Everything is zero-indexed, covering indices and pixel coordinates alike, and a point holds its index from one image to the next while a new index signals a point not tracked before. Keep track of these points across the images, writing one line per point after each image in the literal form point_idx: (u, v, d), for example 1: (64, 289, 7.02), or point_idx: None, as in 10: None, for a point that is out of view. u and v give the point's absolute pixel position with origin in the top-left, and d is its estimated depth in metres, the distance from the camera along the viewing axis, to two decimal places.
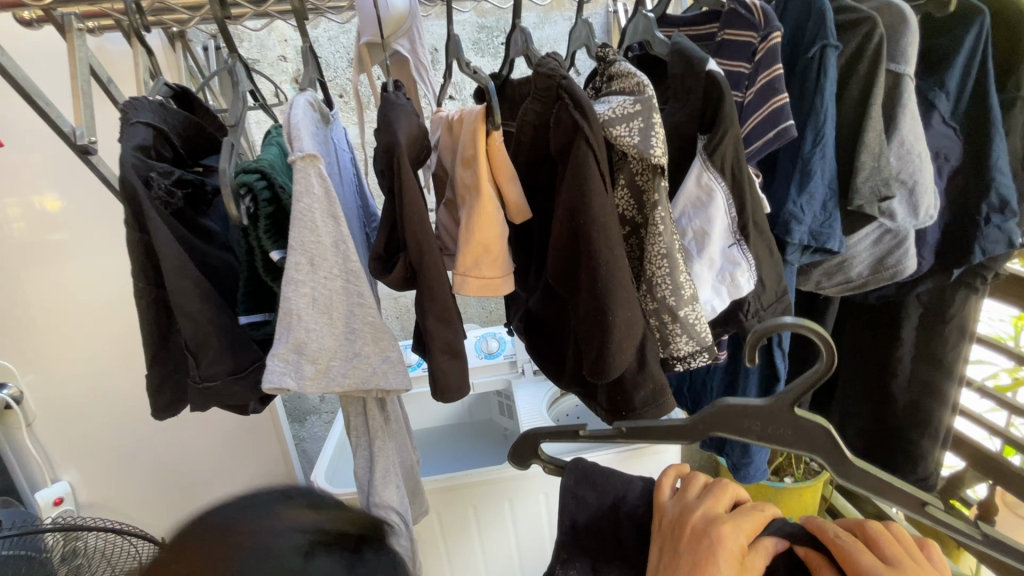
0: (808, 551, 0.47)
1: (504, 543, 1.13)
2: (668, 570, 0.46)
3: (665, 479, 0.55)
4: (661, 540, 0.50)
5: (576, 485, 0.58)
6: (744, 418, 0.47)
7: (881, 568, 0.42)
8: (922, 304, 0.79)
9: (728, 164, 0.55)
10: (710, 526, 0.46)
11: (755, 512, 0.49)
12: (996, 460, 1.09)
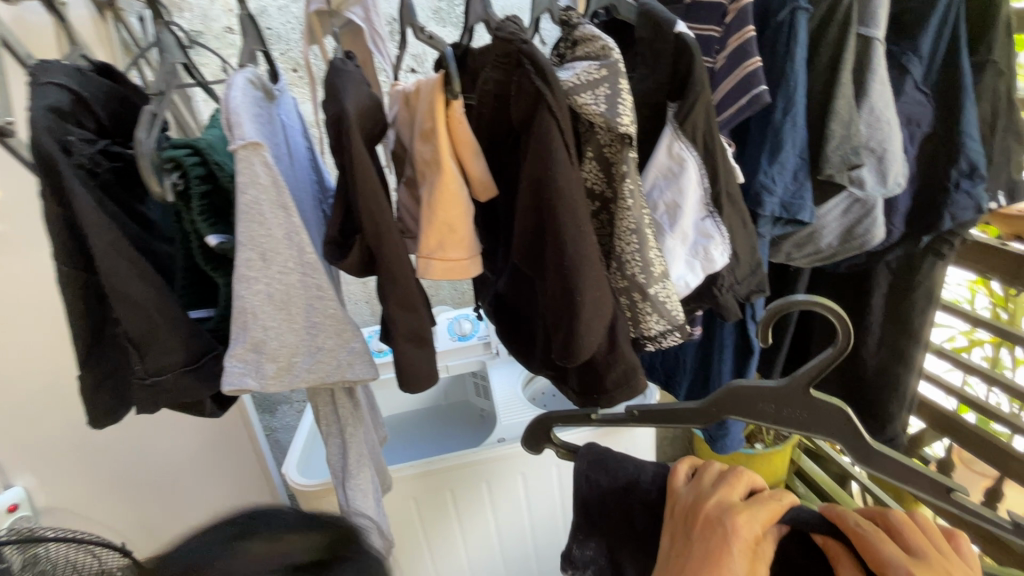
0: (826, 538, 0.47)
1: (483, 524, 1.12)
2: (681, 555, 0.47)
3: (680, 464, 0.56)
4: (673, 528, 0.50)
5: (588, 469, 0.59)
6: (756, 399, 0.49)
7: (905, 560, 0.41)
8: (890, 272, 0.80)
9: (699, 133, 0.53)
10: (723, 515, 0.46)
11: (772, 502, 0.48)
12: (952, 419, 1.13)
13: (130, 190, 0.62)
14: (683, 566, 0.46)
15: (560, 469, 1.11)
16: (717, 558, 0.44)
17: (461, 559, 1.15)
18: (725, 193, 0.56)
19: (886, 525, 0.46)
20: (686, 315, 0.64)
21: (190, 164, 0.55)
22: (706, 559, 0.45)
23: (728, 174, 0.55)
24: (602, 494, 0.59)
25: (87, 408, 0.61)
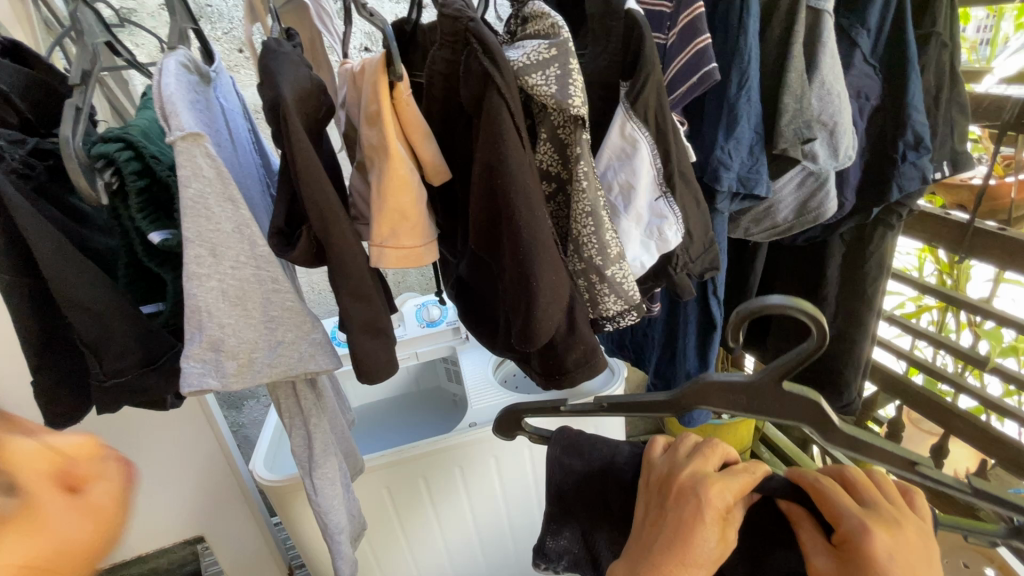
0: (791, 507, 0.47)
1: (458, 508, 1.13)
2: (655, 526, 0.47)
3: (659, 437, 0.55)
4: (649, 498, 0.50)
5: (562, 454, 0.59)
6: (726, 390, 0.47)
7: (857, 510, 0.42)
8: (843, 244, 0.82)
9: (651, 113, 0.53)
10: (694, 484, 0.46)
11: (745, 473, 0.47)
12: (903, 381, 1.18)
13: (64, 183, 0.58)
14: (656, 535, 0.46)
15: (532, 450, 1.12)
16: (688, 526, 0.44)
17: (437, 544, 1.15)
18: (680, 170, 0.56)
19: (846, 483, 0.46)
20: (643, 293, 0.64)
21: (124, 160, 0.51)
22: (677, 527, 0.44)
23: (682, 152, 0.56)
24: (574, 478, 0.59)
25: (43, 413, 0.57)
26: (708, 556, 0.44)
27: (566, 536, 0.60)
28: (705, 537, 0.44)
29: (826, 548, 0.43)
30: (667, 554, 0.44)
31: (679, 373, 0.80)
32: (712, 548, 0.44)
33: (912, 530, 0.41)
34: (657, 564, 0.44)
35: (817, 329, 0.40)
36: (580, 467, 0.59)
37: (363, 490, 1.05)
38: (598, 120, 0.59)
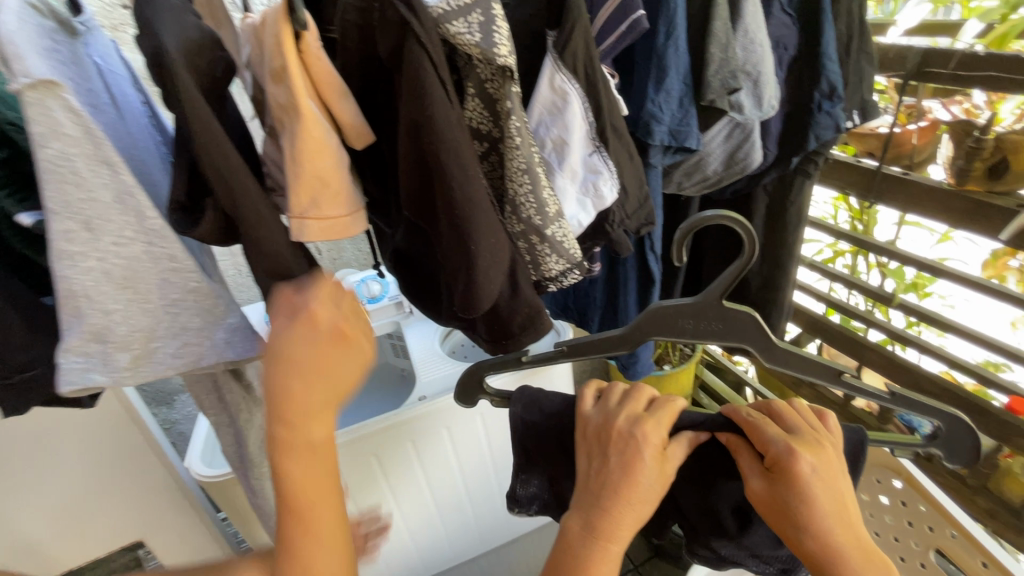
0: (730, 437, 0.52)
1: (413, 482, 1.13)
2: (600, 477, 0.50)
3: (585, 391, 0.58)
4: (587, 448, 0.53)
5: (524, 410, 0.60)
6: (678, 316, 0.51)
7: (784, 435, 0.48)
8: (767, 194, 0.86)
9: (580, 64, 0.51)
10: (632, 430, 0.50)
11: (669, 406, 0.53)
12: (823, 322, 1.28)
13: None
14: (603, 483, 0.49)
15: (483, 417, 1.13)
16: (631, 467, 0.48)
17: (397, 517, 1.15)
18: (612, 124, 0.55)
19: (770, 412, 0.53)
20: (583, 253, 0.64)
21: None
22: (620, 470, 0.49)
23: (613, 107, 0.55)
24: (537, 435, 0.60)
25: None
26: (650, 491, 0.48)
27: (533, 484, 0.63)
28: (647, 475, 0.48)
29: (758, 469, 0.49)
30: (617, 497, 0.48)
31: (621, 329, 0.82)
32: (653, 481, 0.49)
33: (826, 445, 0.49)
34: (608, 507, 0.48)
35: (749, 243, 0.46)
36: (543, 421, 0.60)
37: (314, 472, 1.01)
38: (526, 73, 0.57)
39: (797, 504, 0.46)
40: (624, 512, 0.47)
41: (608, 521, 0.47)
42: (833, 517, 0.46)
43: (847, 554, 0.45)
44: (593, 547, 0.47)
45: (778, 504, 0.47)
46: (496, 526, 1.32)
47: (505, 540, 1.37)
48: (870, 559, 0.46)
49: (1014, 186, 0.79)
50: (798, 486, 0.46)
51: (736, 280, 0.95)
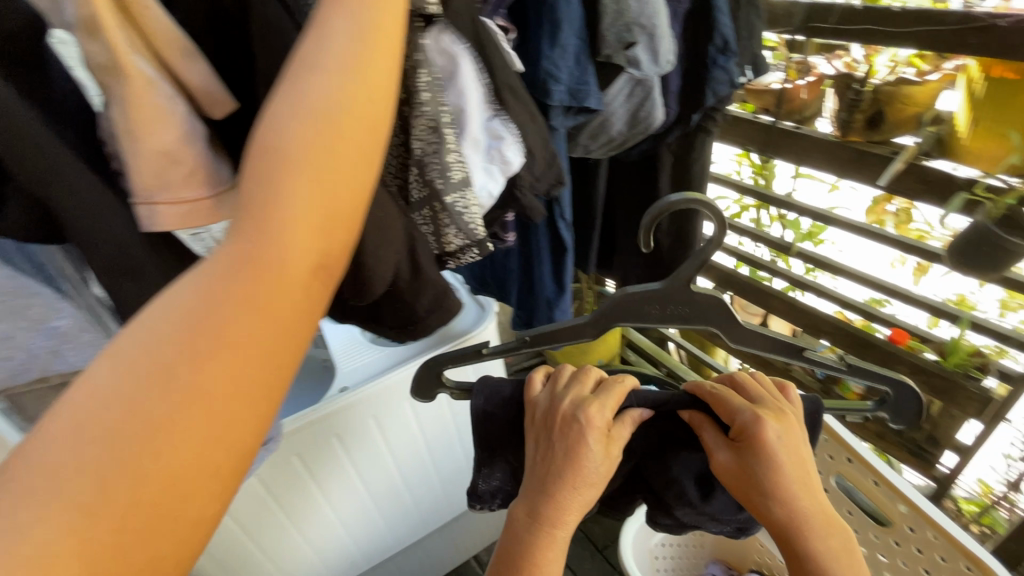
0: (692, 413, 0.56)
1: (344, 477, 1.08)
2: (546, 458, 0.54)
3: (534, 375, 0.61)
4: (534, 434, 0.57)
5: (485, 403, 0.62)
6: (644, 301, 0.57)
7: (749, 405, 0.53)
8: (672, 153, 0.86)
9: (466, 21, 0.47)
10: (577, 413, 0.53)
11: (616, 386, 0.57)
12: (731, 276, 1.36)
13: None
14: (550, 464, 0.53)
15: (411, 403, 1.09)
16: (576, 454, 0.52)
17: (327, 513, 1.10)
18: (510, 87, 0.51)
19: (735, 386, 0.57)
20: (493, 222, 0.61)
21: None
22: (567, 456, 0.53)
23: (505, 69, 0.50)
24: (496, 422, 0.63)
25: None
26: (597, 474, 0.53)
27: (497, 477, 0.66)
28: (592, 460, 0.52)
29: (723, 443, 0.53)
30: (563, 484, 0.52)
31: (540, 298, 0.81)
32: (599, 463, 0.53)
33: (786, 416, 0.53)
34: (555, 495, 0.52)
35: (717, 225, 0.52)
36: (504, 413, 0.62)
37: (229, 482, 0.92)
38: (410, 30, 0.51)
39: (763, 470, 0.50)
40: (567, 497, 0.52)
41: (553, 509, 0.52)
42: (794, 483, 0.50)
43: (807, 515, 0.51)
44: (539, 532, 0.53)
45: (743, 474, 0.51)
46: (435, 509, 1.30)
47: (445, 521, 1.36)
48: (826, 519, 0.51)
49: (890, 134, 0.85)
50: (762, 457, 0.50)
51: (648, 241, 0.97)
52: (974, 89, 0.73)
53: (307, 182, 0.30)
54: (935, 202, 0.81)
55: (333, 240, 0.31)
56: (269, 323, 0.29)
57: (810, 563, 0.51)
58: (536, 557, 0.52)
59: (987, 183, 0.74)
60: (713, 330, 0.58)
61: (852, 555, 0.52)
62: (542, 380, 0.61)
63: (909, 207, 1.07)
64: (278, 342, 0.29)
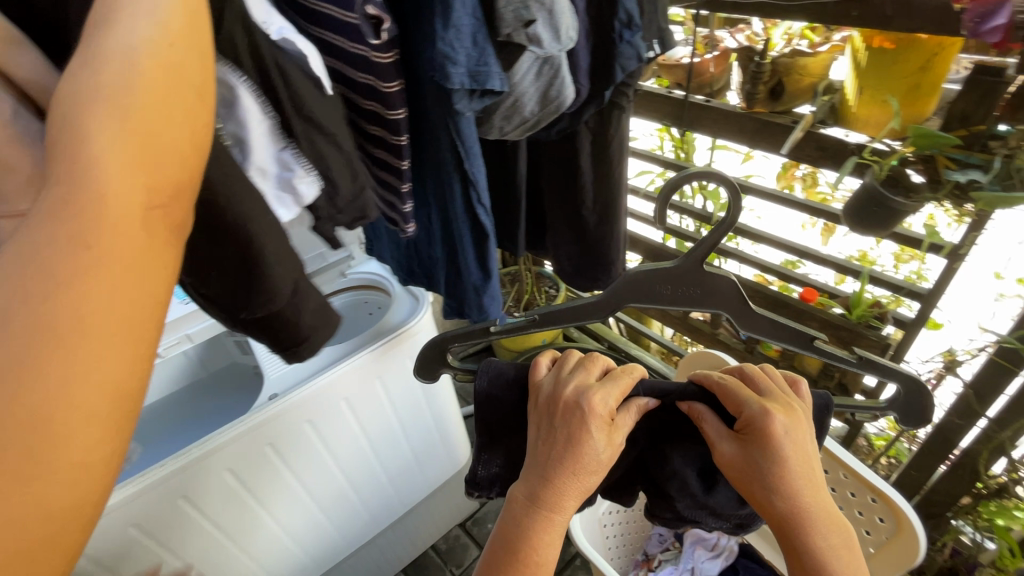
0: (692, 404, 0.57)
1: (286, 487, 1.04)
2: (546, 444, 0.54)
3: (540, 358, 0.62)
4: (536, 417, 0.57)
5: (489, 386, 0.63)
6: (656, 281, 0.63)
7: (756, 396, 0.53)
8: (589, 131, 0.87)
9: (247, 54, 0.47)
10: (582, 399, 0.54)
11: (624, 377, 0.57)
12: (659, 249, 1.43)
13: None
14: (549, 451, 0.53)
15: (348, 403, 1.06)
16: (580, 440, 0.52)
17: (267, 525, 1.05)
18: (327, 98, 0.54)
19: (744, 378, 0.57)
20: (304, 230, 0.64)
21: None
22: (569, 442, 0.53)
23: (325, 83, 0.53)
24: (502, 407, 0.64)
25: None
26: (597, 462, 0.53)
27: (496, 463, 0.68)
28: (596, 445, 0.52)
29: (726, 433, 0.53)
30: (563, 470, 0.52)
31: (467, 285, 0.80)
32: (600, 452, 0.53)
33: (794, 409, 0.53)
34: (554, 480, 0.52)
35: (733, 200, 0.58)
36: (507, 396, 0.63)
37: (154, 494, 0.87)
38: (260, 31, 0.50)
39: (767, 463, 0.50)
40: (567, 485, 0.52)
41: (551, 494, 0.52)
42: (798, 480, 0.50)
43: (809, 512, 0.50)
44: (536, 516, 0.52)
45: (747, 466, 0.51)
46: (386, 508, 1.27)
47: (398, 517, 1.33)
48: (828, 516, 0.51)
49: (790, 104, 0.90)
50: (769, 450, 0.50)
51: (575, 221, 0.98)
52: (858, 59, 0.78)
53: (123, 136, 0.31)
54: (831, 167, 0.86)
55: (162, 171, 0.33)
56: (114, 257, 0.29)
57: (808, 562, 0.50)
58: (532, 541, 0.52)
59: (873, 147, 0.78)
60: (725, 313, 0.64)
61: (853, 554, 0.51)
62: (548, 365, 0.62)
63: (815, 172, 1.13)
64: (136, 279, 0.30)
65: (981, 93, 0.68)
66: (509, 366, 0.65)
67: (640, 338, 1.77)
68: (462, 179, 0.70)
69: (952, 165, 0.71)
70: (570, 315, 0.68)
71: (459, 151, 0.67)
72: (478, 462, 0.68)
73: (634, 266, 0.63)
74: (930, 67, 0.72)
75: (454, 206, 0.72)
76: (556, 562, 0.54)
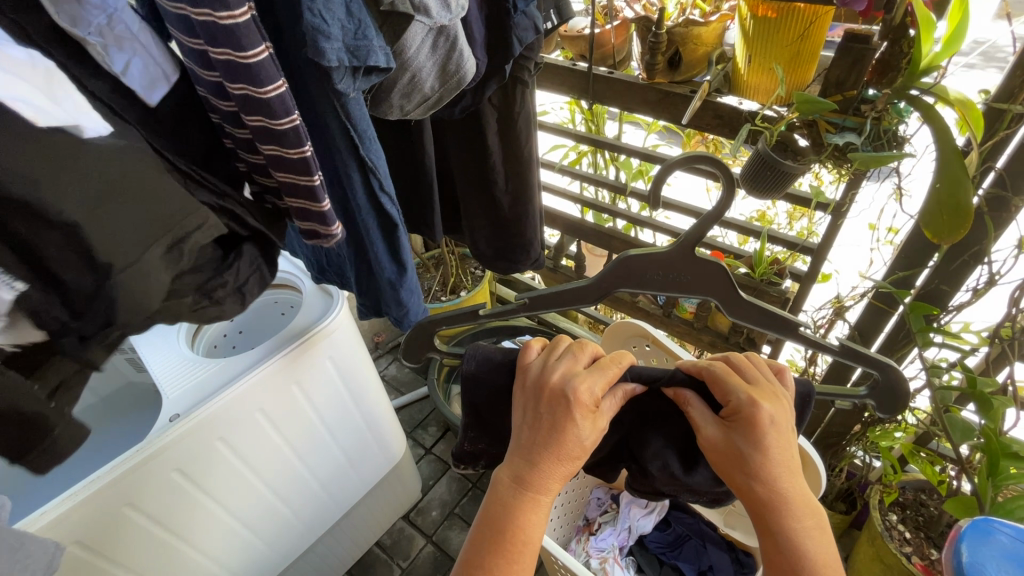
0: (677, 391, 0.57)
1: (206, 508, 0.95)
2: (532, 427, 0.53)
3: (529, 344, 0.60)
4: (522, 400, 0.55)
5: (478, 368, 0.61)
6: (648, 267, 0.62)
7: (743, 383, 0.53)
8: (494, 108, 0.84)
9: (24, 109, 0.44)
10: (568, 387, 0.52)
11: (613, 367, 0.56)
12: (579, 223, 1.45)
13: None
14: (534, 436, 0.53)
15: (265, 414, 0.98)
16: (564, 427, 0.51)
17: (189, 552, 0.96)
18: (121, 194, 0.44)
19: (731, 365, 0.57)
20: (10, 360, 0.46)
21: None
22: (554, 429, 0.52)
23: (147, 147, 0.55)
24: (485, 390, 0.61)
25: None
26: (581, 448, 0.52)
27: (483, 440, 0.68)
28: (580, 432, 0.52)
29: (712, 418, 0.53)
30: (546, 453, 0.52)
31: (383, 281, 0.78)
32: (584, 436, 0.52)
33: (778, 394, 0.54)
34: (537, 464, 0.52)
35: (727, 179, 0.59)
36: (493, 380, 0.61)
37: (73, 520, 0.78)
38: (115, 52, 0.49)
39: (748, 447, 0.51)
40: (550, 469, 0.52)
41: (538, 477, 0.52)
42: (778, 465, 0.51)
43: (787, 497, 0.51)
44: (522, 496, 0.52)
45: (729, 450, 0.52)
46: (321, 512, 1.21)
47: (336, 520, 1.28)
48: (804, 502, 0.51)
49: (689, 74, 0.92)
50: (750, 434, 0.51)
51: (489, 202, 0.96)
52: (745, 27, 0.80)
53: None
54: (728, 135, 0.89)
55: None
56: None
57: (783, 545, 0.50)
58: (518, 522, 0.52)
59: (764, 114, 0.82)
60: (713, 299, 0.64)
61: (829, 543, 0.51)
62: (538, 350, 0.60)
63: (716, 140, 1.19)
64: None
65: (852, 59, 0.71)
66: (496, 351, 0.61)
67: (568, 311, 1.80)
68: (361, 167, 0.66)
69: (831, 129, 0.77)
70: (560, 301, 0.67)
71: (351, 135, 0.63)
72: (466, 440, 0.68)
73: (626, 252, 0.62)
74: (808, 36, 0.76)
75: (355, 195, 0.68)
76: (541, 544, 0.53)
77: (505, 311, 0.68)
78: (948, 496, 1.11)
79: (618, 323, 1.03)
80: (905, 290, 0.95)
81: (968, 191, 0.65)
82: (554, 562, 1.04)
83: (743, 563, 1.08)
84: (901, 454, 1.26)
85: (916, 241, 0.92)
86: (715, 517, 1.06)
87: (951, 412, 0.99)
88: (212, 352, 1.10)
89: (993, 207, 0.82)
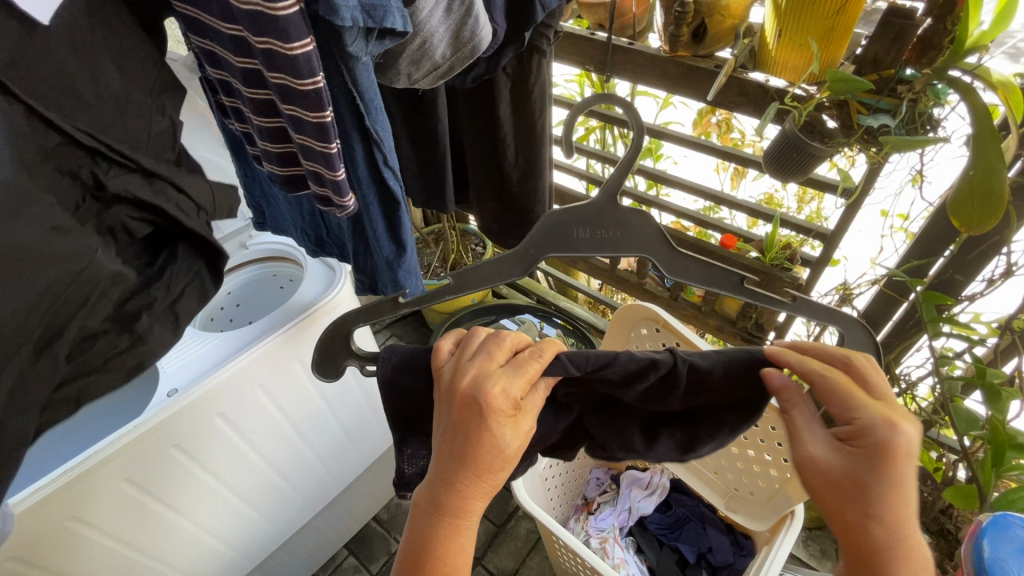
0: (784, 386, 0.50)
1: (200, 489, 0.93)
2: (446, 435, 0.50)
3: (444, 338, 0.56)
4: (438, 404, 0.52)
5: (395, 373, 0.57)
6: (572, 229, 0.57)
7: (870, 399, 0.47)
8: (508, 78, 0.80)
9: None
10: (479, 393, 0.49)
11: (531, 362, 0.51)
12: (584, 201, 1.42)
13: None
14: (451, 451, 0.50)
15: (264, 390, 0.96)
16: (482, 435, 0.49)
17: (187, 528, 0.95)
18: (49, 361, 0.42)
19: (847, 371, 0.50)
20: None
21: None
22: (470, 438, 0.49)
23: (111, 169, 0.46)
24: None
25: None
26: (503, 457, 0.50)
27: None
28: (500, 439, 0.49)
29: (826, 436, 0.48)
30: (463, 473, 0.49)
31: (379, 260, 0.75)
32: (510, 443, 0.50)
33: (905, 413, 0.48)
34: (455, 485, 0.50)
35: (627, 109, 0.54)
36: (414, 384, 0.57)
37: (63, 499, 0.76)
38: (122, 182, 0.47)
39: (878, 482, 0.45)
40: (470, 493, 0.50)
41: (454, 500, 0.50)
42: (898, 503, 0.46)
43: (905, 546, 0.46)
44: (442, 523, 0.51)
45: (849, 480, 0.46)
46: (319, 490, 1.20)
47: (335, 496, 1.27)
48: (917, 552, 0.47)
49: (712, 49, 0.88)
50: (882, 466, 0.45)
51: (499, 178, 0.93)
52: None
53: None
54: (753, 113, 0.86)
55: None
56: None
57: None
58: (441, 548, 0.51)
59: (794, 93, 0.79)
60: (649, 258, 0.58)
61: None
62: (451, 346, 0.55)
63: (729, 119, 1.17)
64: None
65: (893, 36, 0.69)
66: (411, 349, 0.58)
67: (567, 290, 1.79)
68: (364, 138, 0.63)
69: (863, 110, 0.73)
70: (490, 275, 0.59)
71: (357, 105, 0.59)
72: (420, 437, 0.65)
73: (550, 209, 0.58)
74: (844, 11, 0.72)
75: (358, 169, 0.65)
76: (471, 561, 0.53)
77: (432, 292, 0.60)
78: (943, 483, 1.13)
79: (622, 308, 1.02)
80: (918, 279, 0.93)
81: (1003, 177, 0.63)
82: (554, 541, 1.05)
83: (743, 545, 1.09)
84: (898, 440, 1.27)
85: (936, 228, 0.91)
86: (717, 498, 1.07)
87: (956, 402, 0.99)
88: (208, 325, 1.07)
89: (1016, 197, 0.80)
